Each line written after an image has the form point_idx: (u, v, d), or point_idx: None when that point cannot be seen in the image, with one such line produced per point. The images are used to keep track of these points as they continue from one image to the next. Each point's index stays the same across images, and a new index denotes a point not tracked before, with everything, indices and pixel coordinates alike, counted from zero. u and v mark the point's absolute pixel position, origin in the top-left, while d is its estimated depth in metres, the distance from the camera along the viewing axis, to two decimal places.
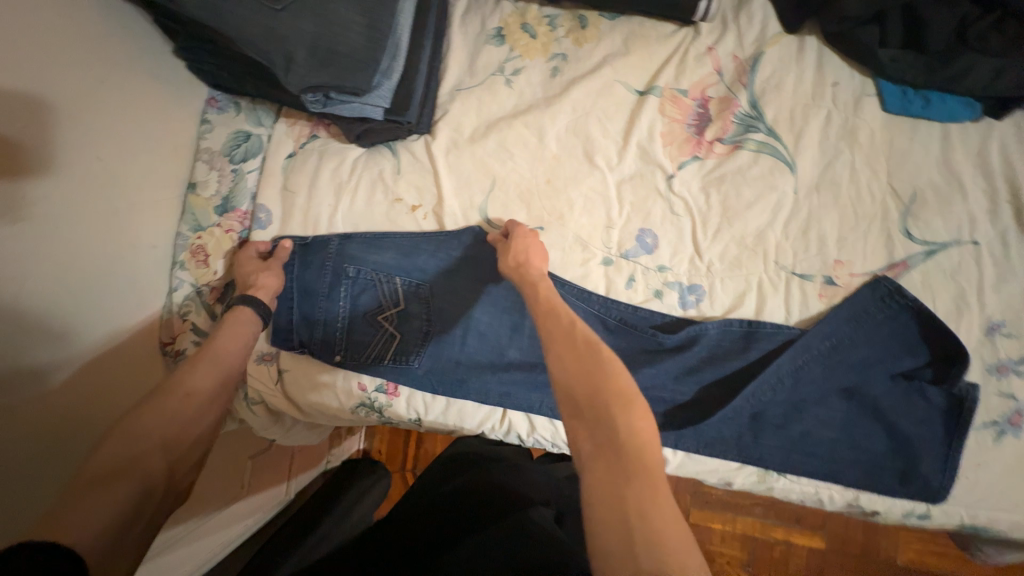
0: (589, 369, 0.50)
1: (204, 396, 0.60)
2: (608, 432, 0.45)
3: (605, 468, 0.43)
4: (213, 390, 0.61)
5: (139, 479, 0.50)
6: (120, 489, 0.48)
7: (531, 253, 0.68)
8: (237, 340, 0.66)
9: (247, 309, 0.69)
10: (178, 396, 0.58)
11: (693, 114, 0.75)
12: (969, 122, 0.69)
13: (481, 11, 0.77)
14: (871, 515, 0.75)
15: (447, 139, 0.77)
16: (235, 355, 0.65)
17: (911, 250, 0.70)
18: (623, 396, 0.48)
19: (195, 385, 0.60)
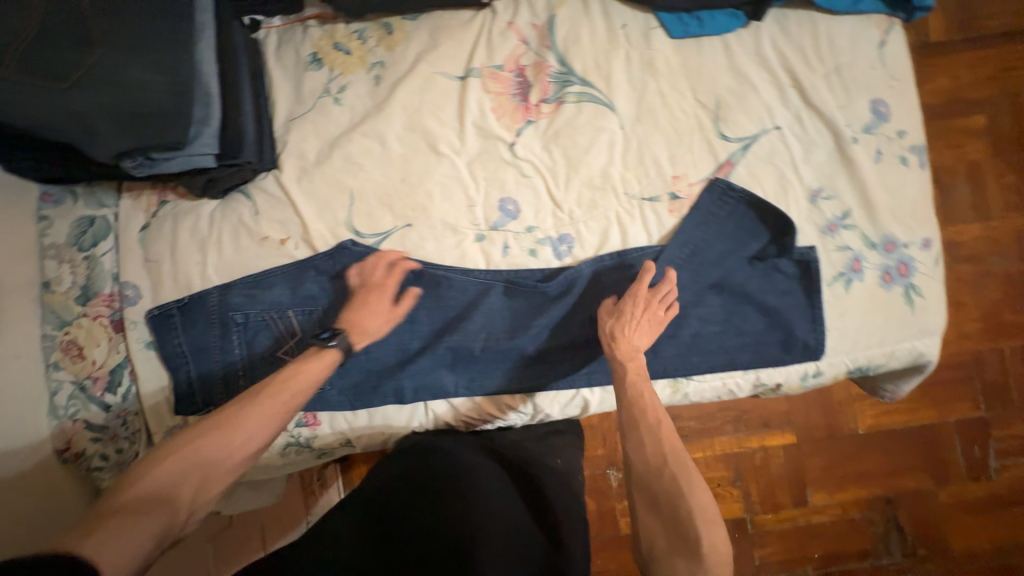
0: (664, 459, 0.63)
1: (256, 439, 0.60)
2: (682, 510, 0.59)
3: (673, 533, 0.58)
4: (264, 431, 0.60)
5: (167, 513, 0.51)
6: (135, 535, 0.48)
7: (639, 328, 0.72)
8: (308, 378, 0.65)
9: (334, 348, 0.68)
10: (239, 430, 0.58)
11: (514, 84, 0.81)
12: (741, 29, 0.79)
13: (292, 42, 0.80)
14: (778, 389, 0.82)
15: (295, 168, 0.78)
16: (297, 396, 0.64)
17: (730, 149, 0.79)
18: (693, 482, 0.61)
19: (252, 423, 0.59)
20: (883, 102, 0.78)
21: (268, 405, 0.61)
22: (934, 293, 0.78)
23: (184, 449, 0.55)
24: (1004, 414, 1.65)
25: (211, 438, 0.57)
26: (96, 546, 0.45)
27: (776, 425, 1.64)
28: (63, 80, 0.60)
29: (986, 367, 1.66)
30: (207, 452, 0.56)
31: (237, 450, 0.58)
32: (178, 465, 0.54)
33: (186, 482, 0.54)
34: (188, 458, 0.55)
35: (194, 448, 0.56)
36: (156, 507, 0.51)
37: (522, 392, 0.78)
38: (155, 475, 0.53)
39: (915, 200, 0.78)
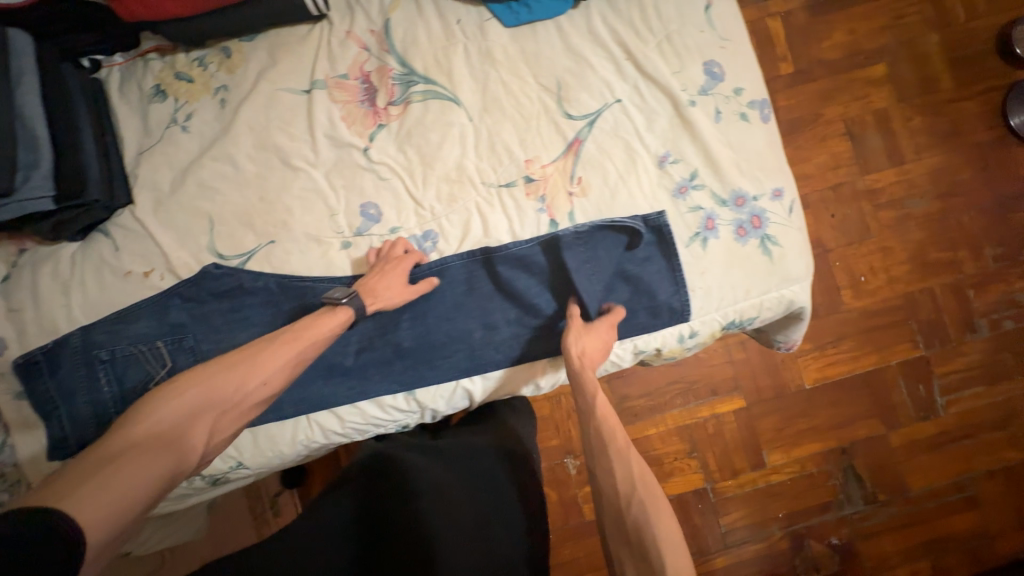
0: (634, 485, 0.61)
1: (272, 381, 0.63)
2: (645, 543, 0.58)
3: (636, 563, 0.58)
4: (279, 371, 0.64)
5: (178, 449, 0.54)
6: (142, 468, 0.50)
7: (590, 348, 0.73)
8: (322, 328, 0.69)
9: (346, 307, 0.71)
10: (252, 372, 0.62)
11: (361, 91, 0.82)
12: (571, 11, 0.81)
13: (135, 77, 0.81)
14: (660, 354, 0.84)
15: (150, 201, 0.79)
16: (314, 343, 0.68)
17: (577, 127, 0.80)
18: (651, 502, 0.60)
19: (266, 366, 0.63)
20: (716, 63, 0.80)
21: (282, 347, 0.65)
22: (791, 241, 0.80)
23: (196, 386, 0.58)
24: (942, 350, 1.54)
25: (215, 381, 0.59)
26: (97, 482, 0.48)
27: (724, 391, 1.53)
28: None
29: (920, 306, 1.55)
30: (215, 395, 0.59)
31: (248, 394, 0.61)
32: (176, 407, 0.56)
33: (195, 421, 0.57)
34: (200, 394, 0.58)
35: (197, 390, 0.58)
36: (164, 444, 0.53)
37: (404, 391, 0.78)
38: (161, 415, 0.55)
39: (760, 153, 0.80)
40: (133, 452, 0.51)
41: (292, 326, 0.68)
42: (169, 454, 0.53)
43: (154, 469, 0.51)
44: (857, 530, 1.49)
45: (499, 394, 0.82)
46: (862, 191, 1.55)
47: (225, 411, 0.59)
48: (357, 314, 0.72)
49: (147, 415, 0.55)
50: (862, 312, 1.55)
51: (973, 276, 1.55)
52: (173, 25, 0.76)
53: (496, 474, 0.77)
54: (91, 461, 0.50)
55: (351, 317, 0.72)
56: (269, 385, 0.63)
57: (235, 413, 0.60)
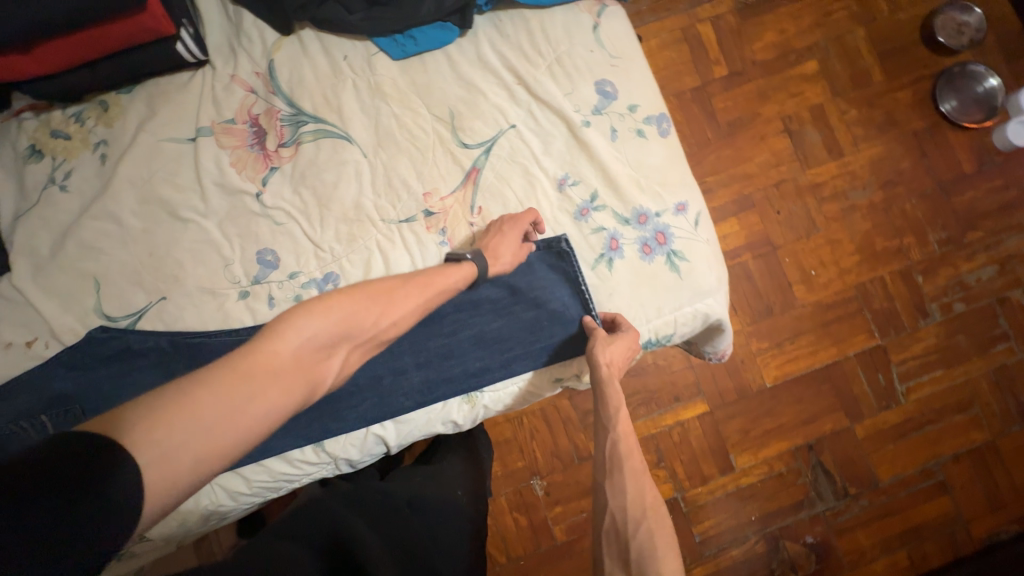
0: (643, 512, 0.61)
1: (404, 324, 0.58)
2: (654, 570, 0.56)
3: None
4: (414, 313, 0.59)
5: (307, 386, 0.47)
6: (267, 402, 0.44)
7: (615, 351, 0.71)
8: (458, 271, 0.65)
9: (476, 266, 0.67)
10: (387, 312, 0.55)
11: (250, 134, 0.79)
12: (459, 39, 0.80)
13: (8, 139, 0.78)
14: (581, 380, 0.81)
15: (29, 266, 0.75)
16: (449, 283, 0.63)
17: (474, 155, 0.79)
18: (656, 520, 0.61)
19: (402, 306, 0.57)
20: (608, 82, 0.79)
21: (416, 287, 0.60)
22: (699, 254, 0.78)
23: (337, 314, 0.50)
24: (900, 337, 1.52)
25: (357, 310, 0.52)
26: (226, 407, 0.41)
27: (686, 396, 1.49)
28: None
29: (870, 296, 1.53)
30: (348, 327, 0.51)
31: (379, 332, 0.55)
32: (315, 332, 0.48)
33: (328, 351, 0.50)
34: (339, 322, 0.50)
35: (334, 315, 0.50)
36: (297, 375, 0.46)
37: (312, 444, 0.75)
38: (308, 332, 0.48)
39: (661, 168, 0.79)
40: (272, 377, 0.44)
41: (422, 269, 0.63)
42: (298, 389, 0.46)
43: (282, 403, 0.45)
44: (832, 526, 1.45)
45: (416, 437, 0.79)
46: (807, 187, 1.55)
47: (358, 344, 0.53)
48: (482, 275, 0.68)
49: (290, 332, 0.47)
50: (816, 305, 1.53)
51: (922, 261, 1.54)
52: (41, 83, 0.74)
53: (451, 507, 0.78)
54: (219, 379, 0.42)
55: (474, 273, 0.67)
56: (398, 325, 0.57)
57: (364, 347, 0.54)
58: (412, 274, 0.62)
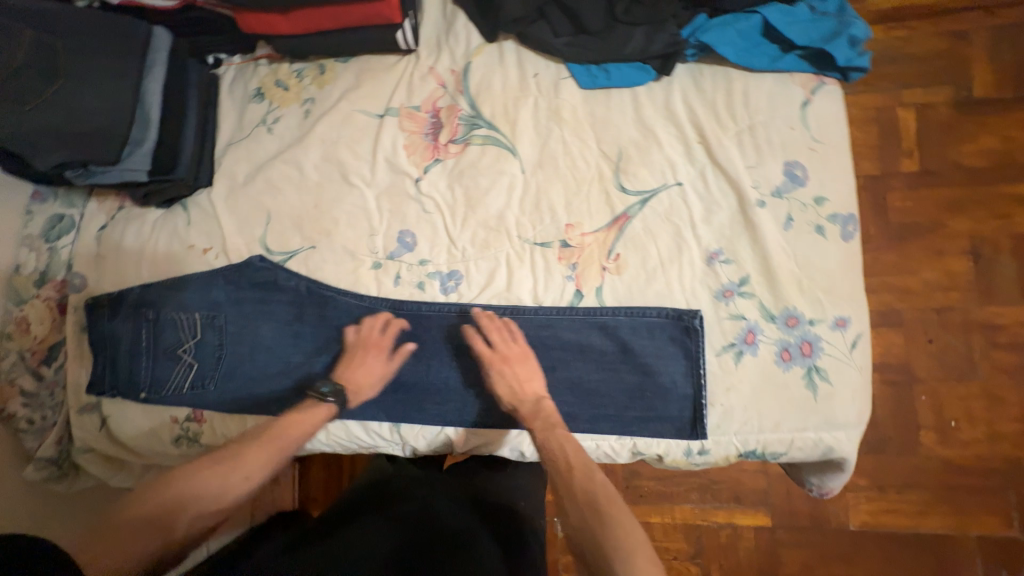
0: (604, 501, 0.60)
1: (257, 471, 0.65)
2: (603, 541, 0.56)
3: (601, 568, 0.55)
4: (263, 468, 0.65)
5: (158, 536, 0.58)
6: (138, 549, 0.56)
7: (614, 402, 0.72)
8: (303, 424, 0.70)
9: (330, 405, 0.72)
10: (234, 470, 0.64)
11: (428, 124, 0.85)
12: (652, 82, 0.78)
13: (243, 78, 0.91)
14: (663, 461, 0.76)
15: (225, 187, 0.87)
16: (295, 438, 0.69)
17: (628, 202, 0.76)
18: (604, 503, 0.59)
19: (248, 463, 0.65)
20: (801, 165, 0.72)
21: (260, 446, 0.67)
22: (845, 381, 0.69)
23: (190, 477, 0.62)
24: None
25: (203, 477, 0.62)
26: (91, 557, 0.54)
27: (749, 501, 1.29)
28: (24, 102, 0.71)
29: None
30: (203, 493, 0.62)
31: (230, 488, 0.63)
32: (159, 498, 0.60)
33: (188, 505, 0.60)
34: (185, 486, 0.61)
35: (181, 483, 0.61)
36: (150, 526, 0.58)
37: (390, 422, 0.78)
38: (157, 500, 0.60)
39: (831, 274, 0.70)
40: (120, 536, 0.56)
41: (275, 424, 0.70)
42: (147, 538, 0.57)
43: (134, 551, 0.56)
44: None
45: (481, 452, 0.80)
46: (978, 323, 1.24)
47: (206, 509, 0.61)
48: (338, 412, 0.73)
49: (143, 497, 0.60)
50: (946, 463, 1.24)
51: None
52: (284, 41, 0.85)
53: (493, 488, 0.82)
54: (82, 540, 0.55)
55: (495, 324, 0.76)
56: (254, 477, 0.64)
57: (226, 507, 0.62)
58: (269, 425, 0.70)
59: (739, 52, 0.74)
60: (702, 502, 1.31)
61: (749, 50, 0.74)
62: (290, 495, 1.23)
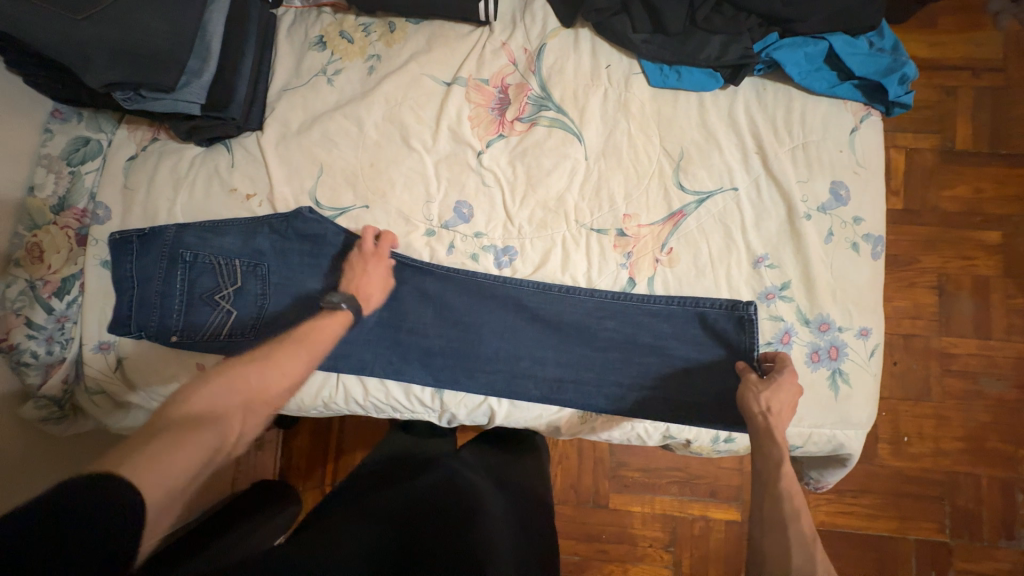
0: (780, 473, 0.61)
1: (294, 377, 0.65)
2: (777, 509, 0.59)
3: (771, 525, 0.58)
4: (299, 367, 0.66)
5: (212, 431, 0.54)
6: (189, 446, 0.51)
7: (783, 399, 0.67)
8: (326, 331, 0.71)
9: (345, 311, 0.73)
10: (274, 369, 0.64)
11: (495, 99, 0.85)
12: (718, 90, 0.82)
13: (304, 23, 0.88)
14: (689, 446, 0.82)
15: (276, 133, 0.84)
16: (320, 342, 0.69)
17: (685, 200, 0.80)
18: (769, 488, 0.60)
19: (285, 364, 0.65)
20: (844, 186, 0.78)
21: (294, 348, 0.67)
22: (863, 386, 0.76)
23: (232, 374, 0.60)
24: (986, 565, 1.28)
25: (249, 373, 0.61)
26: (149, 449, 0.49)
27: (724, 497, 1.32)
28: (78, 12, 0.65)
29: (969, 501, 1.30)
30: (243, 394, 0.60)
31: (271, 384, 0.63)
32: (205, 397, 0.57)
33: (230, 407, 0.58)
34: (230, 380, 0.60)
35: (220, 386, 0.59)
36: (205, 421, 0.54)
37: (433, 387, 0.80)
38: (197, 402, 0.56)
39: (860, 288, 0.77)
40: (175, 427, 0.52)
41: (297, 332, 0.69)
42: (203, 434, 0.53)
43: (191, 444, 0.51)
44: None
45: (517, 425, 0.83)
46: (936, 351, 1.33)
47: (247, 409, 0.59)
48: (355, 317, 0.74)
49: (183, 399, 0.56)
50: (896, 472, 1.31)
51: None
52: None
53: (514, 461, 0.85)
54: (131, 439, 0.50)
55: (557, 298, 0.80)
56: (289, 375, 0.65)
57: (266, 406, 0.61)
58: (291, 333, 0.69)
59: (802, 74, 0.79)
60: (681, 495, 1.33)
61: (811, 73, 0.79)
62: (271, 462, 1.22)
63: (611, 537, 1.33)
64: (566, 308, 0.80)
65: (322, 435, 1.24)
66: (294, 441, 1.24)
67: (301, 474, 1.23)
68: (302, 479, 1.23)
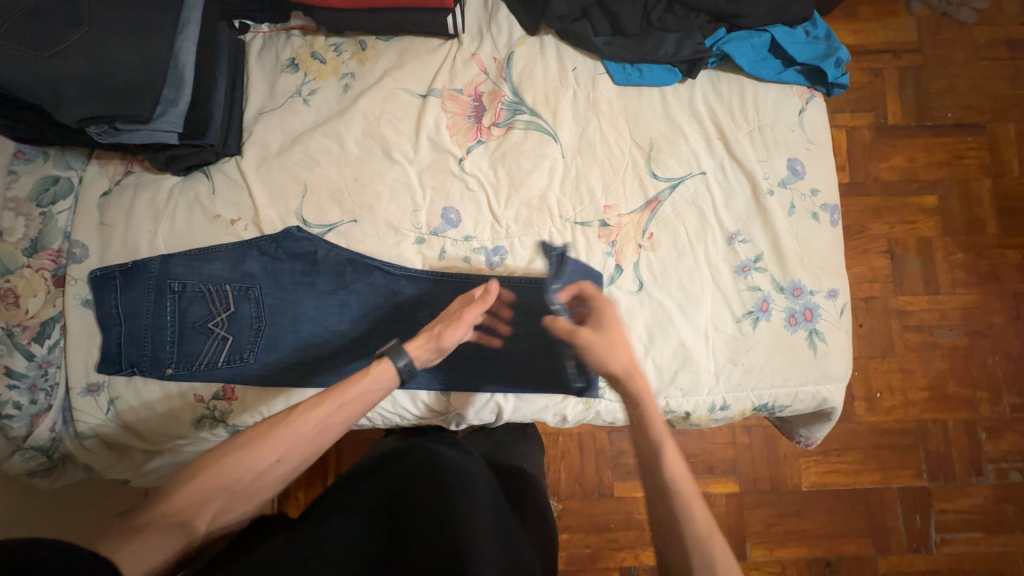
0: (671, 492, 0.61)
1: (294, 459, 0.61)
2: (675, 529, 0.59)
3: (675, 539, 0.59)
4: (302, 449, 0.62)
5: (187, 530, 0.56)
6: (163, 545, 0.54)
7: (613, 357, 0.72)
8: (357, 398, 0.66)
9: (387, 365, 0.68)
10: (270, 454, 0.60)
11: (471, 107, 0.88)
12: (677, 84, 0.88)
13: (274, 47, 0.89)
14: (688, 419, 0.86)
15: (256, 156, 0.84)
16: (338, 415, 0.64)
17: (659, 187, 0.85)
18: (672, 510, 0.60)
19: (282, 449, 0.61)
20: (800, 162, 0.85)
21: (307, 420, 0.62)
22: (837, 341, 0.83)
23: (218, 468, 0.59)
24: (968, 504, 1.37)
25: (239, 464, 0.59)
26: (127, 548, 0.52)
27: (722, 471, 1.37)
28: (43, 50, 0.65)
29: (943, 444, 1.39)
30: (237, 481, 0.59)
31: (262, 472, 0.60)
32: (189, 491, 0.57)
33: (211, 502, 0.58)
34: (217, 475, 0.58)
35: (211, 473, 0.58)
36: (185, 518, 0.56)
37: (439, 391, 0.82)
38: (179, 495, 0.57)
39: (825, 253, 0.84)
40: (156, 525, 0.54)
41: (326, 394, 0.64)
42: (178, 535, 0.55)
43: (166, 545, 0.54)
44: None
45: (524, 419, 0.85)
46: (893, 310, 1.44)
47: (231, 502, 0.59)
48: (400, 373, 0.69)
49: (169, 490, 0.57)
50: (873, 426, 1.40)
51: (989, 419, 1.40)
52: (326, 12, 0.84)
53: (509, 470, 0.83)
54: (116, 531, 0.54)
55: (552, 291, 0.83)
56: (284, 462, 0.61)
57: (254, 494, 0.60)
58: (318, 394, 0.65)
59: (751, 63, 0.86)
60: None
61: (758, 62, 0.87)
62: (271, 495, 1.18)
63: (619, 525, 1.36)
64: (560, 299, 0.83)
65: (321, 460, 1.21)
66: None
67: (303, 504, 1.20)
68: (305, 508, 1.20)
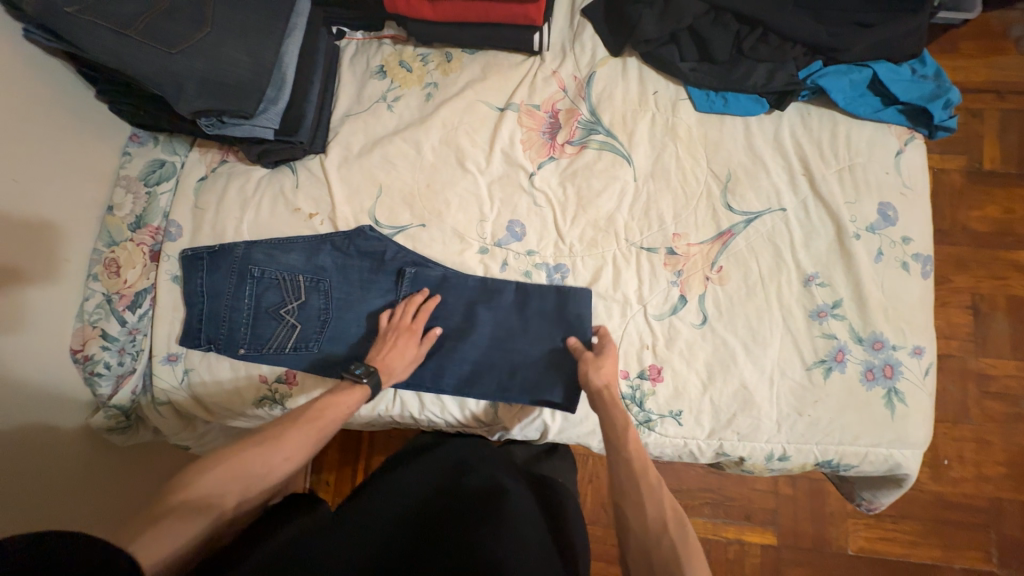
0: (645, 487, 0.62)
1: (301, 455, 0.65)
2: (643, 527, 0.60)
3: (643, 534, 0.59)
4: (306, 448, 0.66)
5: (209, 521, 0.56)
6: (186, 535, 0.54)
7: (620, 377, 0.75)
8: (340, 407, 0.70)
9: (365, 386, 0.73)
10: (279, 453, 0.63)
11: (546, 124, 0.88)
12: (764, 115, 0.85)
13: (367, 54, 0.93)
14: (742, 464, 0.81)
15: (339, 156, 0.89)
16: (332, 420, 0.69)
17: (733, 220, 0.82)
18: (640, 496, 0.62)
19: (290, 446, 0.64)
20: (892, 207, 0.80)
21: (306, 429, 0.66)
22: (918, 404, 0.76)
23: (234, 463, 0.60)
24: None
25: (255, 460, 0.61)
26: (155, 537, 0.52)
27: (759, 519, 1.28)
28: (172, 46, 0.72)
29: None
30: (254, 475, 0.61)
31: (274, 469, 0.62)
32: (209, 485, 0.58)
33: (230, 491, 0.59)
34: (236, 469, 0.60)
35: (229, 466, 0.60)
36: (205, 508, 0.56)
37: (488, 401, 0.82)
38: (200, 485, 0.58)
39: (912, 307, 0.78)
40: (180, 515, 0.55)
41: (311, 408, 0.69)
42: (203, 523, 0.55)
43: (193, 532, 0.54)
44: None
45: (570, 441, 0.84)
46: (973, 372, 1.31)
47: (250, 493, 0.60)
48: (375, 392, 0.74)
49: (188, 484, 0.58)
50: (937, 497, 1.28)
51: None
52: (421, 25, 0.88)
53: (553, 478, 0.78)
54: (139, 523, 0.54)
55: (608, 314, 0.82)
56: (294, 459, 0.64)
57: (266, 488, 0.62)
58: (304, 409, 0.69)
59: (847, 99, 0.82)
60: (715, 517, 1.30)
61: (855, 99, 0.83)
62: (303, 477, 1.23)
63: None
64: (618, 324, 0.81)
65: (354, 451, 1.25)
66: (325, 456, 1.25)
67: (331, 490, 1.23)
68: (333, 493, 1.23)
